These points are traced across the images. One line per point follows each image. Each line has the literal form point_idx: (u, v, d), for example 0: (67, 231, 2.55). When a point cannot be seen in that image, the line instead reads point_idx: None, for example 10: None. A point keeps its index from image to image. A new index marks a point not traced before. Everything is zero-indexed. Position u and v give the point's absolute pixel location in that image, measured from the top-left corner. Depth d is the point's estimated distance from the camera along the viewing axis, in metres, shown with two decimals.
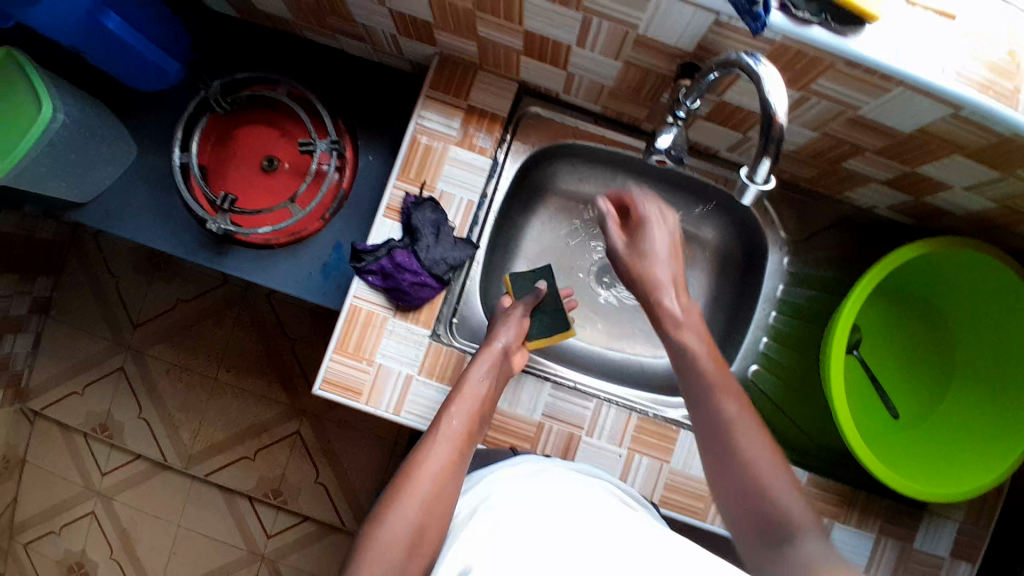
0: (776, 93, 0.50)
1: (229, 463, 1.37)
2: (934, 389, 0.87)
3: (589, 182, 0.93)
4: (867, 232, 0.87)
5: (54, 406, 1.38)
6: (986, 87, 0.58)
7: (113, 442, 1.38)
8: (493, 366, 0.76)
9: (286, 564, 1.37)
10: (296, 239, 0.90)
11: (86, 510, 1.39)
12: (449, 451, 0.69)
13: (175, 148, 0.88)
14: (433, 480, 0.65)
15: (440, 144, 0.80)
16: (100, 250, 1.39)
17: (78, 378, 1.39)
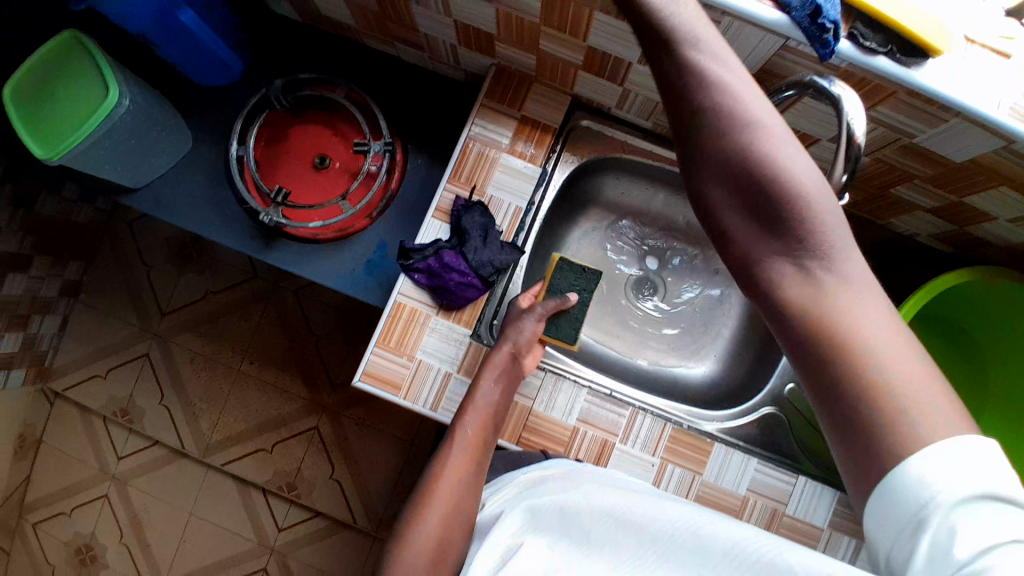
0: (854, 113, 0.50)
1: (245, 455, 1.39)
2: (967, 419, 0.87)
3: (631, 196, 0.96)
4: (906, 259, 0.88)
5: (76, 388, 1.41)
6: None
7: (132, 427, 1.41)
8: (503, 372, 0.77)
9: (295, 558, 1.38)
10: (343, 236, 0.92)
11: (100, 493, 1.41)
12: (464, 460, 0.69)
13: (232, 142, 0.91)
14: (449, 489, 0.66)
15: (492, 150, 0.82)
16: (134, 238, 1.43)
17: (102, 361, 1.42)
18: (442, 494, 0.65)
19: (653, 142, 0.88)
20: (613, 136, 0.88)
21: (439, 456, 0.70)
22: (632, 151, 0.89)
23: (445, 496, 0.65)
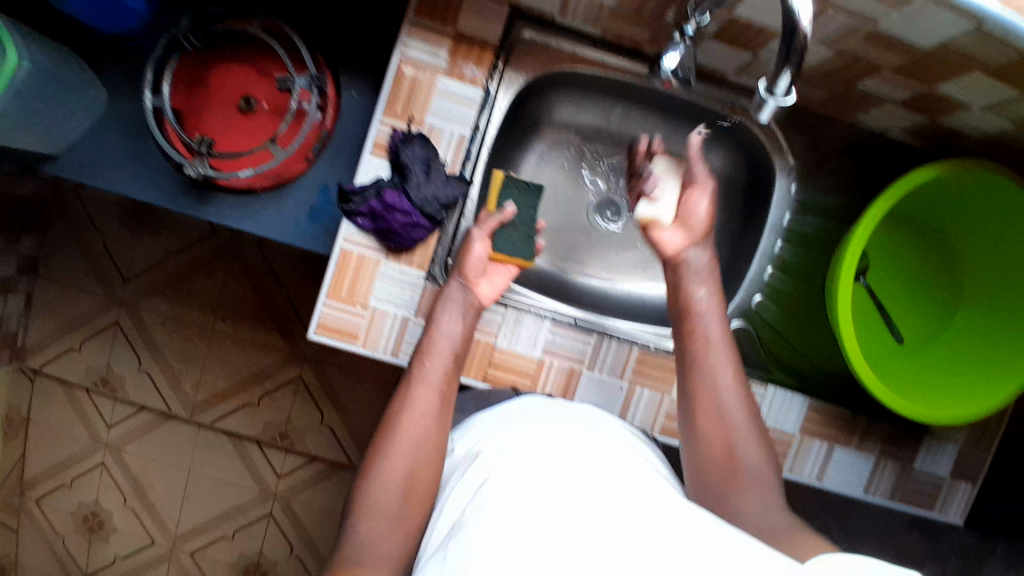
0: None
1: (234, 410, 1.38)
2: (941, 314, 0.86)
3: (586, 112, 0.89)
4: (877, 156, 0.83)
5: (53, 363, 1.37)
6: None
7: (116, 396, 1.38)
8: (463, 307, 0.74)
9: (298, 501, 1.40)
10: (281, 183, 0.85)
11: (96, 462, 1.41)
12: (431, 400, 0.67)
13: (145, 92, 0.83)
14: (411, 427, 0.65)
15: (428, 75, 0.75)
16: (82, 204, 1.34)
17: (74, 334, 1.36)
18: (405, 434, 0.64)
19: (604, 50, 0.80)
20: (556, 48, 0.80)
21: (400, 394, 0.68)
22: (580, 62, 0.80)
23: (405, 434, 0.64)
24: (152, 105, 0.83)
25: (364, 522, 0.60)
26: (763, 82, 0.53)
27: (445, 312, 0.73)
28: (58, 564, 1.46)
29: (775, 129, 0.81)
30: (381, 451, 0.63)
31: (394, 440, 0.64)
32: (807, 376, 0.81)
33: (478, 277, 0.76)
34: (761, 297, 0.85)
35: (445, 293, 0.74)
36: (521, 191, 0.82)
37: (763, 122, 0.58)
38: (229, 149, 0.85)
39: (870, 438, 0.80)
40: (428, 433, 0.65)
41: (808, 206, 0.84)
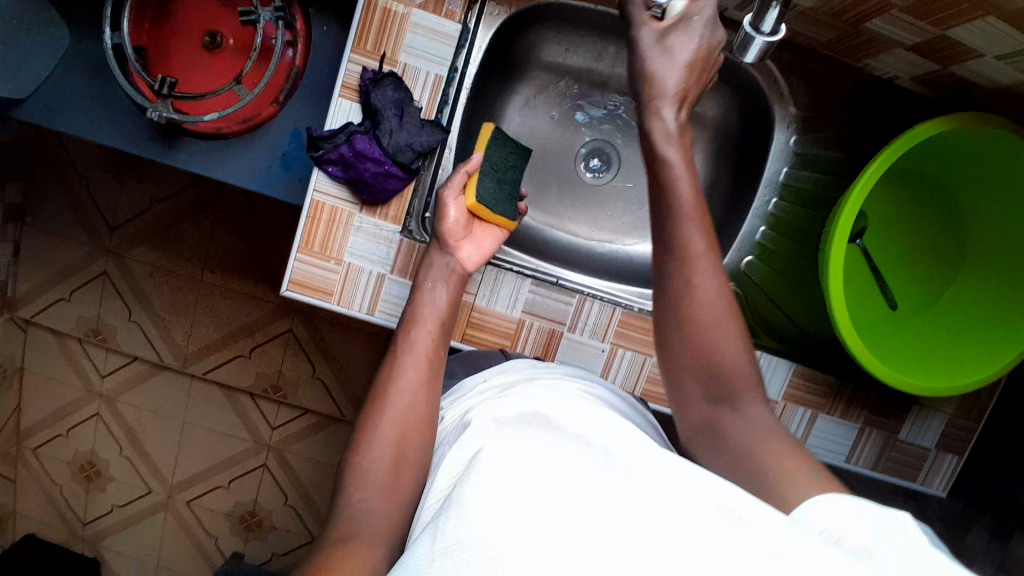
0: None
1: (225, 362, 1.33)
2: (943, 277, 0.82)
3: (576, 56, 0.83)
4: (883, 107, 0.78)
5: (43, 314, 1.33)
6: None
7: (108, 345, 1.34)
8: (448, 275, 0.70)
9: (293, 453, 1.36)
10: (250, 127, 0.81)
11: (91, 413, 1.38)
12: (418, 366, 0.64)
13: (103, 28, 0.75)
14: (398, 399, 0.60)
15: (400, 7, 0.69)
16: (66, 149, 1.28)
17: (65, 283, 1.32)
18: (390, 406, 0.60)
19: None
20: None
21: (388, 367, 0.64)
22: None
23: (392, 406, 0.60)
24: (111, 42, 0.76)
25: (357, 495, 0.55)
26: (750, 21, 0.61)
27: (428, 280, 0.71)
28: (60, 517, 1.46)
29: (775, 71, 0.76)
30: (372, 424, 0.59)
31: (382, 413, 0.59)
32: (798, 341, 0.79)
33: (461, 240, 0.72)
34: (752, 258, 0.82)
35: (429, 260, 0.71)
36: (510, 149, 0.77)
37: (748, 61, 0.66)
38: (194, 89, 0.80)
39: (855, 407, 0.79)
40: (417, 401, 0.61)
41: (804, 160, 0.79)
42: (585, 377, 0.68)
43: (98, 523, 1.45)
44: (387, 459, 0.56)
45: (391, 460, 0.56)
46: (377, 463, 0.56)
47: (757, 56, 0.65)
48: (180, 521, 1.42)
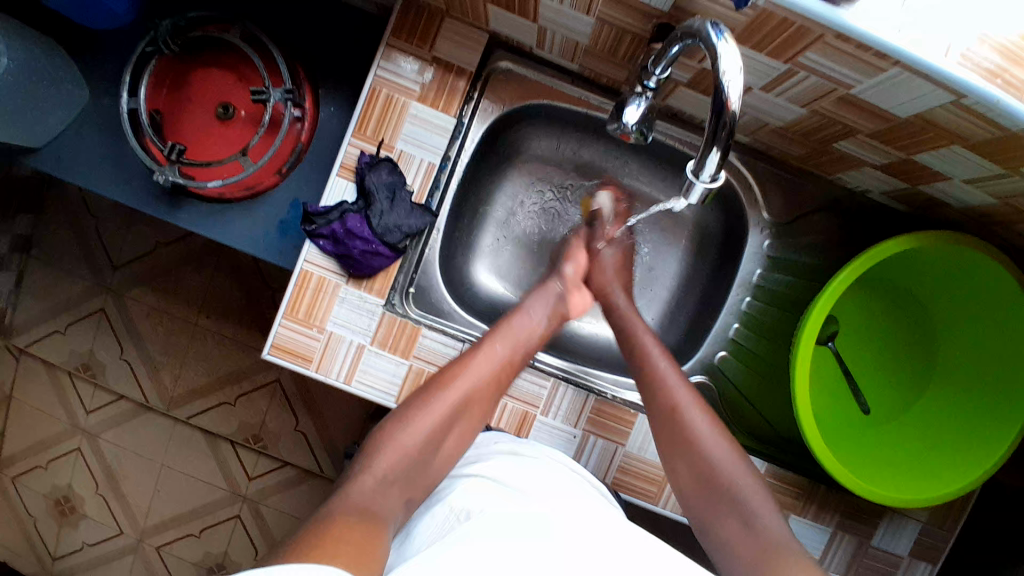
0: (732, 75, 0.45)
1: (210, 407, 1.31)
2: (913, 386, 0.84)
3: (563, 147, 0.88)
4: (856, 218, 0.82)
5: (38, 345, 1.31)
6: (994, 74, 0.50)
7: (97, 381, 1.32)
8: (549, 305, 0.79)
9: (267, 506, 1.33)
10: (252, 194, 0.85)
11: (72, 447, 1.35)
12: (487, 372, 0.69)
13: (122, 93, 0.81)
14: (492, 368, 0.70)
15: (401, 97, 0.74)
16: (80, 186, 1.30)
17: (62, 317, 1.30)
18: (483, 371, 0.69)
19: (581, 87, 0.80)
20: (535, 81, 0.80)
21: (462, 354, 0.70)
22: (555, 96, 0.80)
23: (485, 371, 0.69)
24: (128, 107, 0.82)
25: (410, 428, 0.63)
26: (691, 165, 0.52)
27: (533, 307, 0.77)
28: (29, 548, 1.41)
29: (751, 182, 0.82)
30: (458, 371, 0.68)
31: (474, 368, 0.69)
32: (770, 442, 0.82)
33: (574, 288, 0.82)
34: (725, 354, 0.85)
35: (546, 286, 0.81)
36: (563, 179, 0.90)
37: (689, 204, 0.54)
38: (203, 156, 0.84)
39: (827, 509, 0.78)
40: (501, 376, 0.70)
41: (778, 261, 0.83)
42: (568, 463, 0.70)
43: (64, 562, 1.41)
44: (457, 410, 0.66)
45: (455, 411, 0.66)
46: (453, 399, 0.66)
47: (700, 200, 0.53)
48: (147, 567, 1.39)
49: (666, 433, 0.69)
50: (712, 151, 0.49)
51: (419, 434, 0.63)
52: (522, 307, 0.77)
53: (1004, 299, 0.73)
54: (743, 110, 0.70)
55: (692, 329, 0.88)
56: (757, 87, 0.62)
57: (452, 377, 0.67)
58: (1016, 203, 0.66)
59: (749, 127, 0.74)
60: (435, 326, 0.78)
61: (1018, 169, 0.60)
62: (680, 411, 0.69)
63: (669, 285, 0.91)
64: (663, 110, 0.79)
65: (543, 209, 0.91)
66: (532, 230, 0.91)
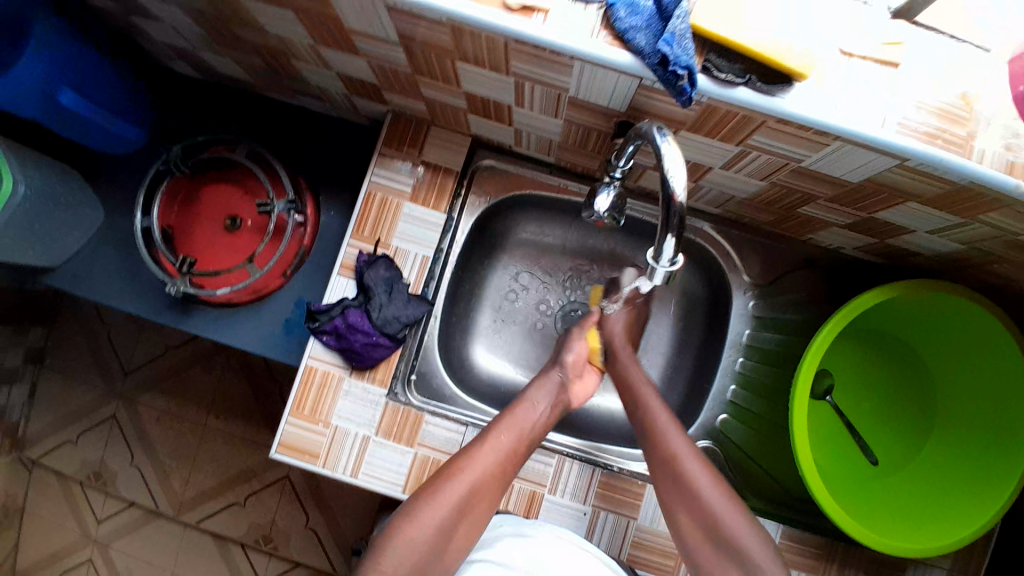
0: (676, 171, 0.50)
1: (220, 509, 1.29)
2: (917, 436, 0.85)
3: (550, 230, 0.93)
4: (834, 273, 0.86)
5: (51, 455, 1.31)
6: (934, 136, 0.54)
7: (108, 490, 1.30)
8: (554, 396, 0.78)
9: None
10: (259, 297, 0.89)
11: (82, 559, 1.31)
12: (494, 463, 0.68)
13: (136, 213, 0.88)
14: (499, 458, 0.69)
15: (395, 198, 0.80)
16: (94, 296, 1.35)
17: (72, 427, 1.31)
18: (490, 462, 0.68)
19: (560, 176, 0.86)
20: (517, 174, 0.86)
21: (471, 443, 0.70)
22: (536, 186, 0.87)
23: (493, 461, 0.68)
24: (142, 225, 0.89)
25: (419, 520, 0.62)
26: (650, 250, 0.57)
27: (536, 395, 0.77)
28: None
29: (728, 249, 0.87)
30: (464, 461, 0.67)
31: (481, 459, 0.68)
32: (783, 505, 0.81)
33: (576, 378, 0.82)
34: (727, 416, 0.87)
35: (543, 379, 0.79)
36: (548, 263, 0.95)
37: (654, 283, 0.59)
38: (211, 265, 0.89)
39: (849, 568, 0.77)
40: (509, 466, 0.69)
41: (762, 321, 0.86)
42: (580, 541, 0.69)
43: None
44: (464, 502, 0.65)
45: (464, 502, 0.65)
46: (461, 490, 0.65)
47: (663, 280, 0.59)
48: None
49: (670, 491, 0.69)
50: (667, 237, 0.54)
51: (426, 529, 0.62)
52: (526, 397, 0.76)
53: (984, 338, 0.75)
54: (707, 186, 0.76)
55: (692, 394, 0.89)
56: (717, 166, 0.68)
57: (459, 467, 0.67)
58: (980, 247, 0.70)
59: (718, 200, 0.80)
60: (438, 411, 0.80)
61: (975, 218, 0.64)
62: (680, 459, 0.70)
63: (664, 351, 0.93)
64: (635, 190, 0.86)
65: (536, 292, 0.95)
66: (529, 312, 0.95)
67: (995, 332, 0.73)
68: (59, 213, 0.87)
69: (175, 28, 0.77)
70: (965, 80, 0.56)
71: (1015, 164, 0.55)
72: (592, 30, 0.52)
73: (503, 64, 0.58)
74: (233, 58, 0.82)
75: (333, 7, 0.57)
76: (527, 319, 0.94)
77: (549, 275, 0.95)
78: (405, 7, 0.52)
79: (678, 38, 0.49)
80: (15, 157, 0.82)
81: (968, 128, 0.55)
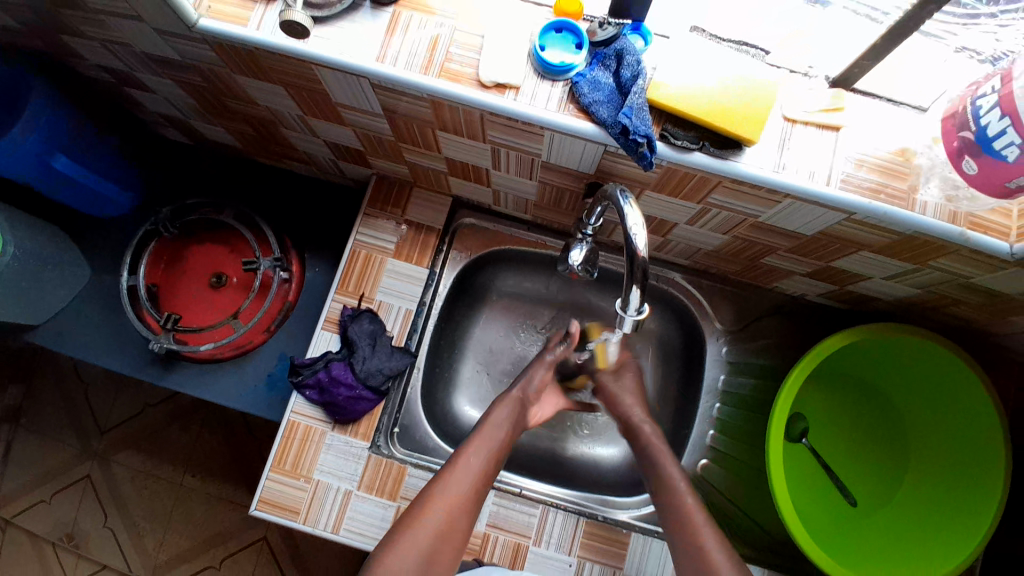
0: (639, 230, 0.54)
1: (195, 573, 1.25)
2: (891, 470, 0.87)
3: (528, 283, 0.97)
4: (800, 319, 0.90)
5: (23, 514, 1.26)
6: (876, 190, 0.58)
7: (80, 551, 1.25)
8: (511, 414, 0.80)
9: None
10: (242, 352, 0.90)
11: None
12: (467, 485, 0.71)
13: (122, 272, 0.88)
14: (467, 476, 0.71)
15: (379, 255, 0.83)
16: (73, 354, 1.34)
17: (44, 487, 1.27)
18: (462, 485, 0.70)
19: (537, 233, 0.90)
20: (496, 231, 0.91)
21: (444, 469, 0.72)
22: (515, 242, 0.91)
23: (460, 480, 0.71)
24: (127, 283, 0.89)
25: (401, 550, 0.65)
26: (619, 300, 0.60)
27: (497, 415, 0.79)
28: None
29: (699, 297, 0.91)
30: (437, 489, 0.69)
31: (452, 483, 0.70)
32: (769, 549, 0.82)
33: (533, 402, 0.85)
34: (707, 461, 0.88)
35: (507, 398, 0.81)
36: (525, 316, 0.98)
37: (624, 331, 0.62)
38: (196, 322, 0.90)
39: None
40: (479, 487, 0.72)
41: (735, 367, 0.89)
42: None
43: None
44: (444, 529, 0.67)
45: (442, 528, 0.67)
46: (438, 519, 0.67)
47: (632, 328, 0.62)
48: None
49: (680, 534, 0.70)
50: (633, 287, 0.57)
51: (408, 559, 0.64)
52: (486, 419, 0.79)
53: (952, 380, 0.78)
54: (675, 240, 0.81)
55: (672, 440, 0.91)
56: (682, 222, 0.73)
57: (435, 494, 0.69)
58: (936, 290, 0.74)
59: (686, 252, 0.85)
60: (420, 464, 0.80)
61: (927, 263, 0.68)
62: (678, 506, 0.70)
63: None
64: (608, 244, 0.91)
65: (511, 344, 0.97)
66: (507, 364, 0.96)
67: (963, 373, 0.75)
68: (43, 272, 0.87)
69: (168, 99, 0.82)
70: (904, 138, 0.60)
71: (958, 213, 0.58)
72: (560, 104, 0.57)
73: (480, 133, 0.62)
74: (224, 127, 0.86)
75: (321, 83, 0.62)
76: (503, 371, 0.96)
77: (523, 328, 0.98)
78: (388, 84, 0.57)
79: (636, 111, 0.54)
80: (6, 220, 0.84)
81: (907, 182, 0.59)
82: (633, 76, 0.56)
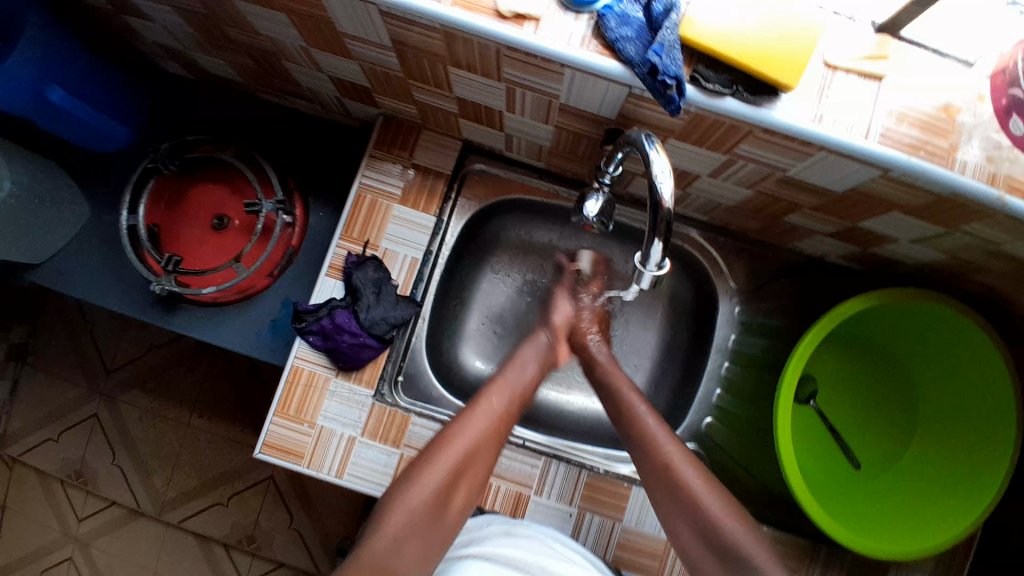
0: (663, 176, 0.51)
1: (204, 508, 1.28)
2: (901, 433, 0.87)
3: (537, 232, 0.94)
4: (817, 281, 0.87)
5: (32, 452, 1.28)
6: (916, 146, 0.54)
7: (88, 488, 1.28)
8: (538, 359, 0.80)
9: None
10: (245, 296, 0.89)
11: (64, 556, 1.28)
12: (486, 424, 0.69)
13: (121, 211, 0.86)
14: (486, 427, 0.69)
15: (384, 201, 0.79)
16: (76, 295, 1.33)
17: (53, 425, 1.29)
18: (485, 422, 0.69)
19: (550, 182, 0.87)
20: (506, 179, 0.87)
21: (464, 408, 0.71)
22: (526, 191, 0.88)
23: (484, 420, 0.69)
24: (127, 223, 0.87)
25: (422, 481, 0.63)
26: (638, 254, 0.58)
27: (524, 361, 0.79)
28: None
29: (715, 255, 0.88)
30: (458, 425, 0.68)
31: (473, 421, 0.69)
32: (764, 505, 0.83)
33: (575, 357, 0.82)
34: (712, 420, 0.88)
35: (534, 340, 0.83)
36: (533, 265, 0.95)
37: (642, 286, 0.60)
38: (197, 264, 0.88)
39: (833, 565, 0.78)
40: (500, 428, 0.70)
41: (746, 328, 0.88)
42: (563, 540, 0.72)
43: None
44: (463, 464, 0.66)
45: (461, 465, 0.65)
46: (457, 455, 0.66)
47: (650, 283, 0.60)
48: None
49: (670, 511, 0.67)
50: (654, 240, 0.55)
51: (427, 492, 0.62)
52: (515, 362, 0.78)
53: (975, 363, 0.76)
54: (695, 194, 0.77)
55: (678, 398, 0.90)
56: (705, 175, 0.70)
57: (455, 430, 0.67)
58: (964, 255, 0.70)
59: (705, 207, 0.81)
60: (424, 412, 0.80)
61: (959, 227, 0.64)
62: (671, 470, 0.68)
63: (652, 356, 0.95)
64: (623, 197, 0.87)
65: (517, 293, 0.95)
66: (513, 316, 0.95)
67: (983, 347, 0.73)
68: (40, 210, 0.85)
69: (163, 27, 0.77)
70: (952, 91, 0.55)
71: (997, 174, 0.54)
72: (582, 39, 0.52)
73: (495, 71, 0.58)
74: (224, 59, 0.82)
75: (324, 10, 0.57)
76: (509, 321, 0.95)
77: (532, 278, 0.95)
78: (399, 12, 0.53)
79: (667, 48, 0.50)
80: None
81: (949, 139, 0.54)
82: (665, 11, 0.51)
